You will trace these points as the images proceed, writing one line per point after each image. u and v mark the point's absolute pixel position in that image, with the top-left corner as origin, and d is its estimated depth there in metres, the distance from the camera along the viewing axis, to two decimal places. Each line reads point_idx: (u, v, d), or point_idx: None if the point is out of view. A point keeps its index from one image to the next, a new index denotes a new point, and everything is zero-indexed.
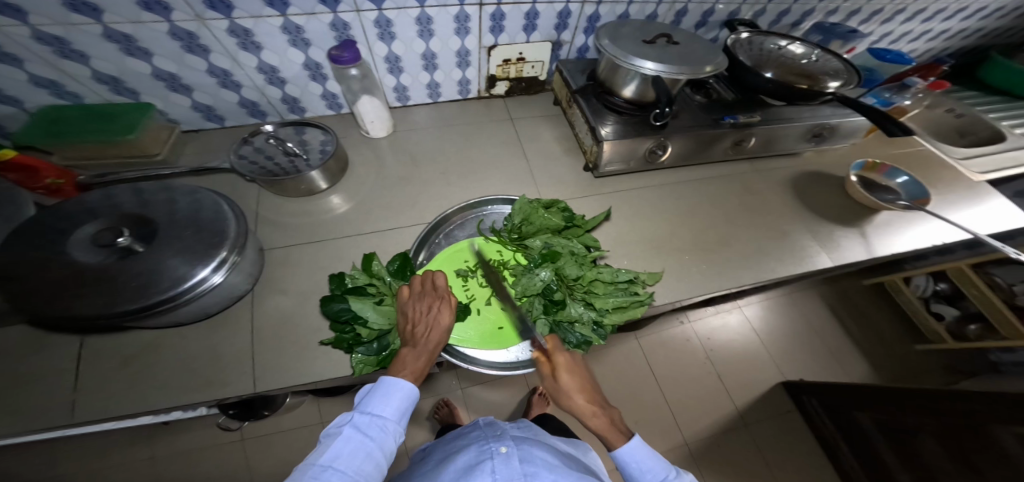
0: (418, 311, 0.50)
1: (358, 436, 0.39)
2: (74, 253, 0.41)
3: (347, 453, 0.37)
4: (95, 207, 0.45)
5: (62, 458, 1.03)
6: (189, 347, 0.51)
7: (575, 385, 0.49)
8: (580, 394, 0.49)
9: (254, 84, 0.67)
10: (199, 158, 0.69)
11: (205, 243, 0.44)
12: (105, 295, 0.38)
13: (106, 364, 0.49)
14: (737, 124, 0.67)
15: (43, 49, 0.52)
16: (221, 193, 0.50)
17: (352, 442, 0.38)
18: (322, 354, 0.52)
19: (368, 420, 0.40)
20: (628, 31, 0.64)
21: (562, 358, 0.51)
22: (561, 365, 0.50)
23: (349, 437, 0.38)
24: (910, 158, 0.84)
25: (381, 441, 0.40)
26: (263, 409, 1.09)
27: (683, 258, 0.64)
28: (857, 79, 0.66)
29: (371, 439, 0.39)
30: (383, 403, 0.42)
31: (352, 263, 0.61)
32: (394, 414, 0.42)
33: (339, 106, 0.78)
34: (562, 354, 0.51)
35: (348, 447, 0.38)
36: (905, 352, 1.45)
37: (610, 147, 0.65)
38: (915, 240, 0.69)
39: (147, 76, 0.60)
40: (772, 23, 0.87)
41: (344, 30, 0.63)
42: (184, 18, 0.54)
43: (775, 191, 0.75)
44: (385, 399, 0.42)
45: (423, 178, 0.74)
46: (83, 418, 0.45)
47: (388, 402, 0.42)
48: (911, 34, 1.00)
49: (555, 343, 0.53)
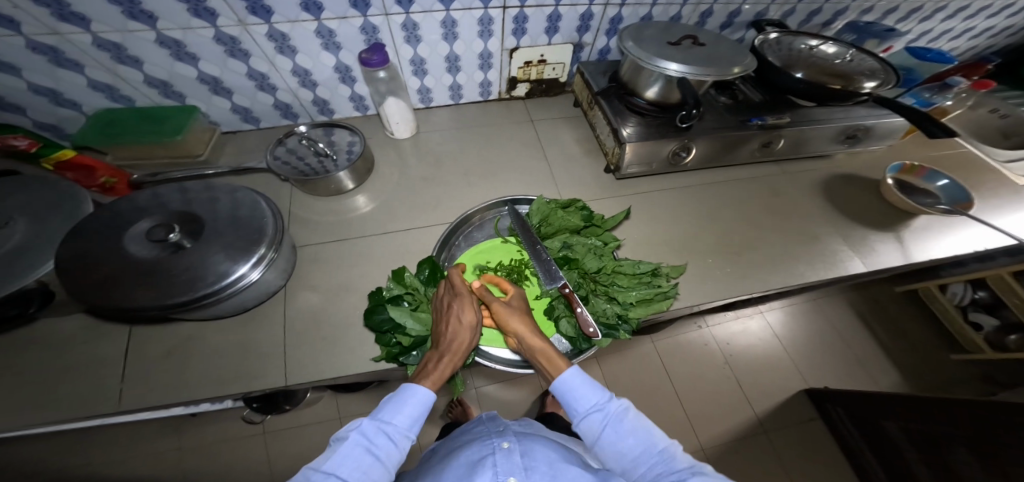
0: (444, 309, 0.50)
1: (364, 443, 0.38)
2: (131, 247, 0.43)
3: (350, 460, 0.36)
4: (146, 205, 0.48)
5: (99, 444, 1.08)
6: (226, 339, 0.53)
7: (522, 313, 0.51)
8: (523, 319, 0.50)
9: (288, 87, 0.70)
10: (236, 159, 0.72)
11: (247, 239, 0.47)
12: (160, 287, 0.41)
13: (151, 354, 0.52)
14: (765, 125, 0.66)
15: (102, 55, 0.56)
16: (259, 192, 0.52)
17: (357, 449, 0.37)
18: (351, 350, 0.54)
19: (376, 427, 0.40)
20: (653, 32, 0.64)
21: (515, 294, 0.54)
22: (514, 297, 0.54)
23: (355, 443, 0.38)
24: (949, 160, 0.81)
25: (388, 451, 0.39)
26: (285, 403, 1.09)
27: (708, 260, 0.63)
28: (895, 79, 0.64)
29: (377, 449, 0.38)
30: (394, 411, 0.41)
31: (378, 261, 0.63)
32: (404, 423, 0.41)
33: (366, 108, 0.80)
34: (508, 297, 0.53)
35: (352, 453, 0.37)
36: (939, 363, 1.38)
37: (632, 149, 0.65)
38: (955, 245, 0.66)
39: (193, 80, 0.63)
40: (801, 23, 0.85)
41: (373, 34, 0.65)
42: (228, 23, 0.56)
43: (803, 194, 0.73)
44: (397, 406, 0.41)
45: (445, 178, 0.75)
46: (133, 404, 0.48)
47: (399, 409, 0.41)
48: (950, 32, 0.96)
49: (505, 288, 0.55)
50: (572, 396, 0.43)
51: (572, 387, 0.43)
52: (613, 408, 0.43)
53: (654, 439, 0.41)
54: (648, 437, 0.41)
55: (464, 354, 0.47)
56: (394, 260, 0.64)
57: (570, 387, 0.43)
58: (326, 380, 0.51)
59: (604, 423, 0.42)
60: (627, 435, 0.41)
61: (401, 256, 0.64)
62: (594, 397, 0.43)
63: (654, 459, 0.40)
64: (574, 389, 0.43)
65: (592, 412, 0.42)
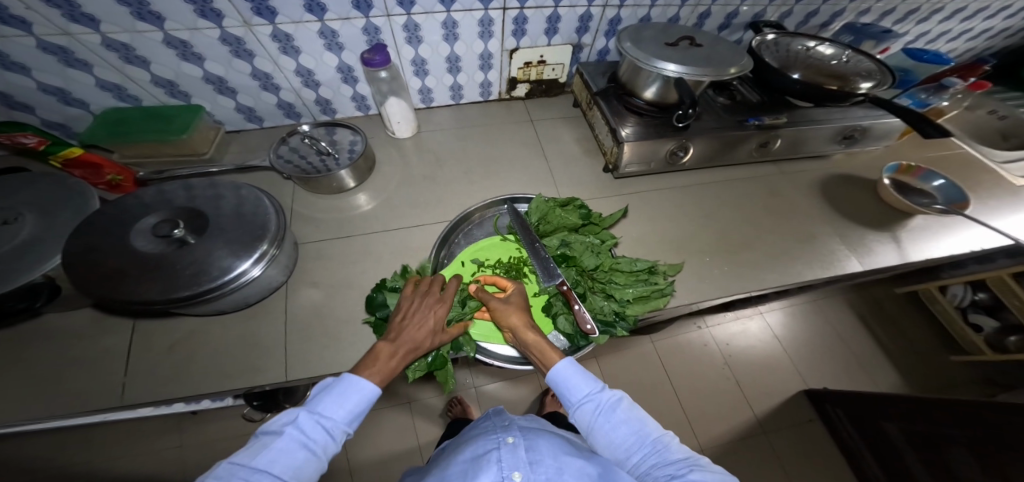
0: (412, 306, 0.50)
1: (300, 439, 0.38)
2: (136, 242, 0.44)
3: (285, 458, 0.36)
4: (151, 202, 0.49)
5: (100, 440, 1.09)
6: (229, 335, 0.54)
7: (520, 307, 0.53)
8: (518, 312, 0.52)
9: (292, 87, 0.71)
10: (239, 158, 0.73)
11: (250, 235, 0.47)
12: (166, 281, 0.41)
13: (155, 348, 0.52)
14: (762, 125, 0.67)
15: (111, 56, 0.57)
16: (261, 189, 0.53)
17: (292, 446, 0.37)
18: (351, 345, 0.54)
19: (312, 422, 0.39)
20: (651, 33, 0.64)
21: (516, 287, 0.56)
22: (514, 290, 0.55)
23: (290, 439, 0.37)
24: (947, 161, 0.81)
25: (322, 445, 0.39)
26: (285, 401, 1.10)
27: (705, 259, 0.64)
28: (891, 79, 0.64)
29: (312, 442, 0.38)
30: (335, 405, 0.40)
31: (378, 258, 0.64)
32: (344, 417, 0.41)
33: (367, 108, 0.81)
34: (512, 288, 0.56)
35: (286, 450, 0.36)
36: (939, 365, 1.38)
37: (629, 149, 0.66)
38: (953, 245, 0.66)
39: (199, 80, 0.64)
40: (800, 24, 0.86)
41: (375, 34, 0.66)
42: (233, 24, 0.57)
43: (801, 194, 0.73)
44: (340, 400, 0.41)
45: (445, 177, 0.76)
46: (136, 397, 0.48)
47: (341, 404, 0.40)
48: (950, 33, 0.96)
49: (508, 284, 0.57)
50: (565, 385, 0.44)
51: (565, 377, 0.44)
52: (606, 398, 0.44)
53: (646, 428, 0.42)
54: (641, 426, 0.42)
55: (415, 354, 0.48)
56: (394, 257, 0.64)
57: (561, 377, 0.44)
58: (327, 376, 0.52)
59: (596, 412, 0.43)
60: (621, 424, 0.42)
61: (402, 254, 0.65)
62: (587, 387, 0.44)
63: (647, 447, 0.41)
64: (566, 379, 0.44)
65: (585, 402, 0.44)
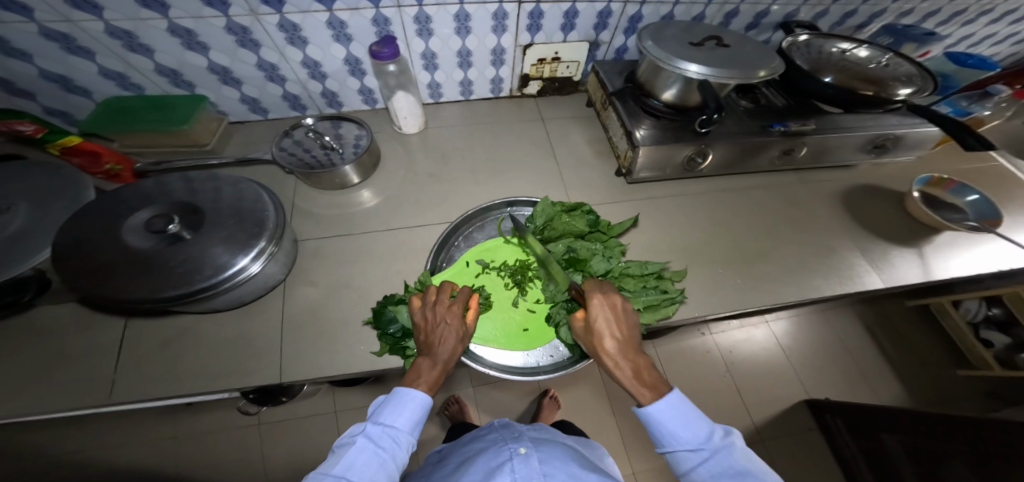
0: (429, 321, 0.48)
1: (370, 447, 0.40)
2: (129, 239, 0.42)
3: (360, 464, 0.38)
4: (150, 193, 0.47)
5: (95, 428, 1.09)
6: (224, 333, 0.53)
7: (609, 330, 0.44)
8: (610, 337, 0.43)
9: (297, 78, 0.68)
10: (242, 150, 0.71)
11: (248, 233, 0.45)
12: (159, 280, 0.40)
13: (151, 344, 0.51)
14: (788, 132, 0.63)
15: (113, 43, 0.55)
16: (262, 184, 0.51)
17: (365, 453, 0.39)
18: (349, 349, 0.52)
19: (380, 430, 0.41)
20: (674, 31, 0.62)
21: (597, 304, 0.45)
22: (594, 309, 0.45)
23: (362, 447, 0.39)
24: (977, 174, 0.78)
25: (393, 453, 0.41)
26: (281, 395, 1.09)
27: (719, 270, 0.61)
28: (933, 86, 0.61)
29: (384, 450, 0.40)
30: (395, 413, 0.42)
31: (380, 259, 0.62)
32: (406, 425, 0.43)
33: (374, 102, 0.79)
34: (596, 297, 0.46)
35: (361, 457, 0.39)
36: (948, 380, 1.35)
37: (645, 153, 0.63)
38: (982, 263, 0.63)
39: (203, 70, 0.62)
40: (833, 25, 0.83)
41: (385, 26, 0.63)
42: (239, 13, 0.55)
43: (821, 204, 0.70)
44: (398, 409, 0.43)
45: (452, 176, 0.73)
46: (126, 397, 0.47)
47: (400, 412, 0.42)
48: (991, 38, 0.93)
49: (592, 286, 0.48)
50: (664, 429, 0.39)
51: (664, 420, 0.38)
52: (718, 446, 0.38)
53: None
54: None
55: (455, 362, 0.48)
56: (397, 258, 0.62)
57: (659, 419, 0.39)
58: (325, 378, 0.50)
59: (705, 462, 0.38)
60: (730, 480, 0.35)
61: (406, 254, 0.63)
62: (693, 436, 0.38)
63: None
64: (668, 424, 0.38)
65: (688, 448, 0.38)
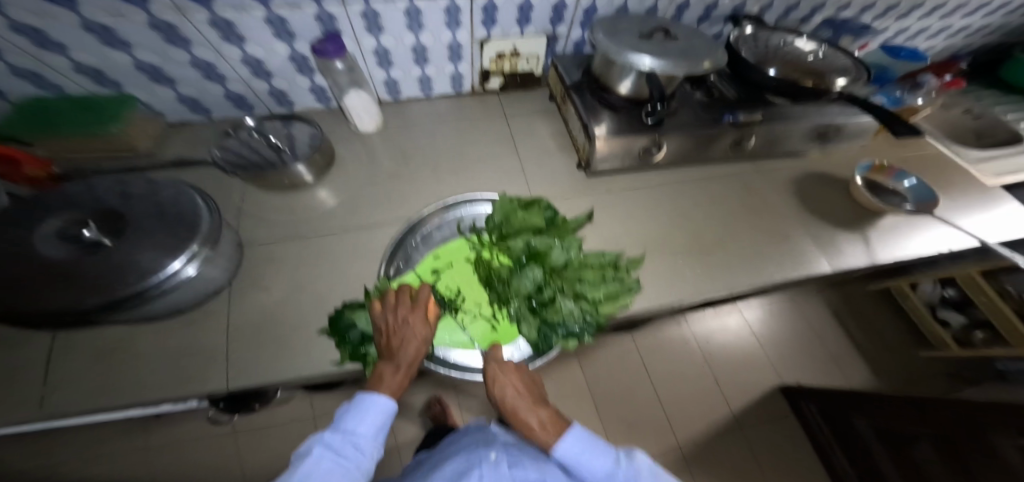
0: (392, 323, 0.48)
1: (330, 456, 0.39)
2: (40, 247, 0.39)
3: (320, 472, 0.37)
4: (71, 198, 0.45)
5: (49, 450, 1.03)
6: (163, 343, 0.50)
7: (513, 390, 0.47)
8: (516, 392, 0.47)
9: (240, 77, 0.66)
10: (185, 152, 0.68)
11: (175, 237, 0.43)
12: (66, 293, 0.37)
13: (81, 359, 0.48)
14: (737, 122, 0.66)
15: (21, 41, 0.50)
16: (197, 187, 0.49)
17: (325, 462, 0.38)
18: (296, 353, 0.51)
19: (340, 439, 0.41)
20: (626, 24, 0.62)
21: (498, 367, 0.48)
22: (496, 374, 0.47)
23: (320, 456, 0.38)
24: (920, 160, 0.82)
25: (358, 461, 0.40)
26: (254, 402, 1.06)
27: (676, 259, 0.62)
28: (866, 76, 0.64)
29: (345, 458, 0.40)
30: (357, 420, 0.42)
31: (333, 259, 0.60)
32: (369, 431, 0.42)
33: (328, 100, 0.77)
34: (499, 360, 0.49)
35: (321, 466, 0.38)
36: (910, 360, 1.41)
37: (603, 145, 0.63)
38: (923, 245, 0.66)
39: (130, 69, 0.59)
40: (781, 19, 0.85)
41: (330, 22, 0.61)
42: (163, 9, 0.52)
43: (775, 193, 0.72)
44: (361, 415, 0.42)
45: (412, 173, 0.72)
46: (50, 416, 0.44)
47: (363, 417, 0.42)
48: (929, 31, 0.97)
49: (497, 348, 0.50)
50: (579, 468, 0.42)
51: (576, 458, 0.42)
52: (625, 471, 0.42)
53: None
54: None
55: (419, 364, 0.47)
56: (352, 259, 0.61)
57: (572, 459, 0.42)
58: (273, 384, 0.49)
59: None
60: None
61: (362, 255, 0.61)
62: (603, 465, 0.42)
63: None
64: (580, 463, 0.42)
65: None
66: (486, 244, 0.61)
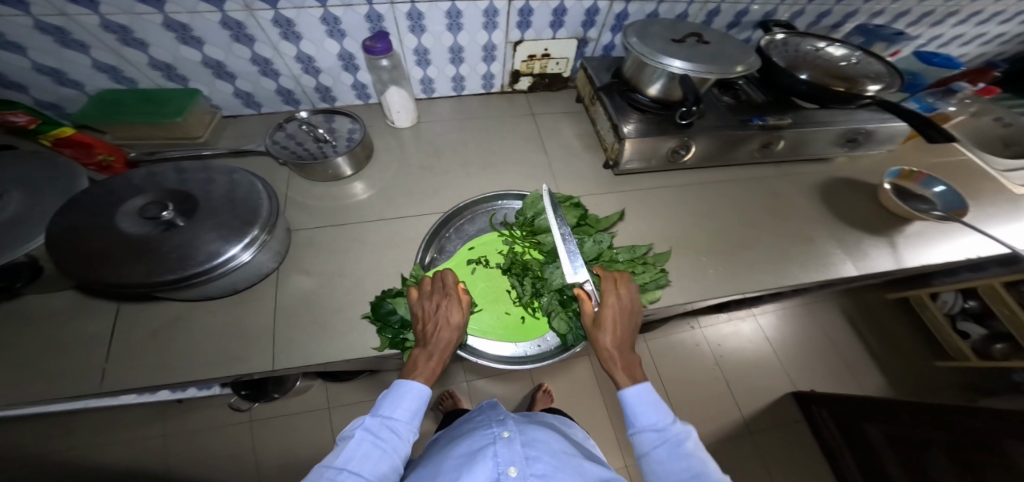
0: (427, 310, 0.50)
1: (370, 438, 0.41)
2: (124, 224, 0.43)
3: (360, 454, 0.39)
4: (143, 183, 0.48)
5: (86, 427, 1.09)
6: (217, 321, 0.53)
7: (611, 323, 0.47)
8: (613, 341, 0.47)
9: (291, 73, 0.69)
10: (237, 142, 0.71)
11: (240, 220, 0.46)
12: (148, 266, 0.40)
13: (142, 335, 0.51)
14: (766, 125, 0.67)
15: (108, 37, 0.55)
16: (256, 175, 0.52)
17: (365, 445, 0.41)
18: (338, 335, 0.54)
19: (378, 423, 0.43)
20: (658, 29, 0.64)
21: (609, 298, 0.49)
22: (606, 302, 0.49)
23: (360, 439, 0.41)
24: (948, 168, 0.82)
25: (395, 444, 0.42)
26: (274, 391, 1.12)
27: (701, 258, 0.64)
28: (900, 83, 0.64)
29: (384, 442, 0.42)
30: (393, 405, 0.44)
31: (371, 247, 0.63)
32: (405, 416, 0.44)
33: (367, 97, 0.80)
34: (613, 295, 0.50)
35: (360, 449, 0.40)
36: (927, 370, 1.40)
37: (631, 145, 0.65)
38: (950, 251, 0.66)
39: (197, 64, 0.62)
40: (811, 24, 0.86)
41: (378, 22, 0.64)
42: (234, 8, 0.55)
43: (800, 197, 0.73)
44: (396, 401, 0.45)
45: (444, 168, 0.75)
46: (118, 384, 0.47)
47: (398, 403, 0.44)
48: (961, 38, 0.97)
49: (609, 284, 0.51)
50: (635, 412, 0.43)
51: (638, 406, 0.43)
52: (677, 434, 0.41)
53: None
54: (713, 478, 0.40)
55: (451, 352, 0.49)
56: (389, 248, 0.63)
57: (632, 404, 0.43)
58: (317, 365, 0.51)
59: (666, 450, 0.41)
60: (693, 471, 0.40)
61: (399, 244, 0.64)
62: (661, 425, 0.42)
63: None
64: (638, 408, 0.43)
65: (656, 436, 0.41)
66: (517, 238, 0.64)
